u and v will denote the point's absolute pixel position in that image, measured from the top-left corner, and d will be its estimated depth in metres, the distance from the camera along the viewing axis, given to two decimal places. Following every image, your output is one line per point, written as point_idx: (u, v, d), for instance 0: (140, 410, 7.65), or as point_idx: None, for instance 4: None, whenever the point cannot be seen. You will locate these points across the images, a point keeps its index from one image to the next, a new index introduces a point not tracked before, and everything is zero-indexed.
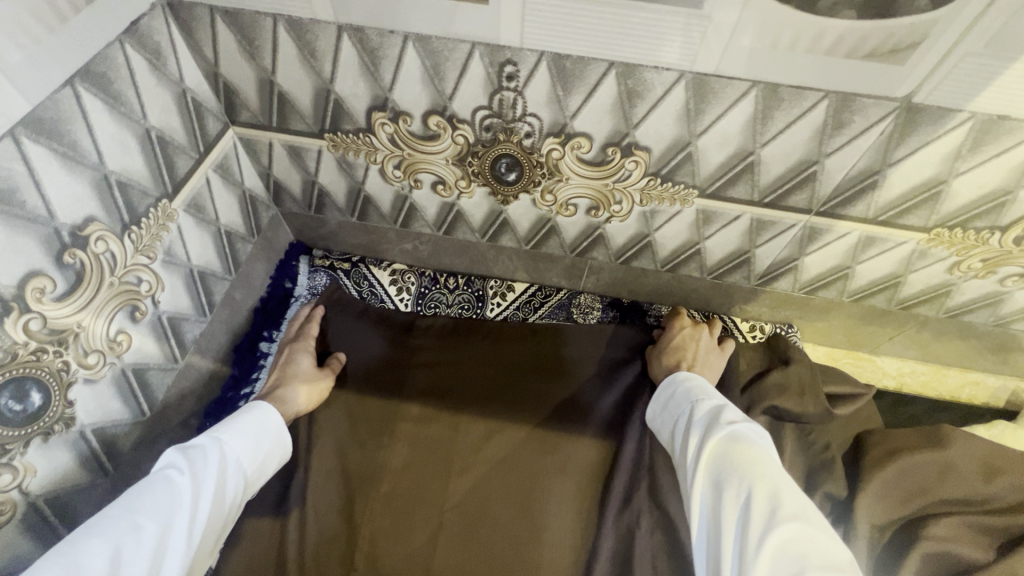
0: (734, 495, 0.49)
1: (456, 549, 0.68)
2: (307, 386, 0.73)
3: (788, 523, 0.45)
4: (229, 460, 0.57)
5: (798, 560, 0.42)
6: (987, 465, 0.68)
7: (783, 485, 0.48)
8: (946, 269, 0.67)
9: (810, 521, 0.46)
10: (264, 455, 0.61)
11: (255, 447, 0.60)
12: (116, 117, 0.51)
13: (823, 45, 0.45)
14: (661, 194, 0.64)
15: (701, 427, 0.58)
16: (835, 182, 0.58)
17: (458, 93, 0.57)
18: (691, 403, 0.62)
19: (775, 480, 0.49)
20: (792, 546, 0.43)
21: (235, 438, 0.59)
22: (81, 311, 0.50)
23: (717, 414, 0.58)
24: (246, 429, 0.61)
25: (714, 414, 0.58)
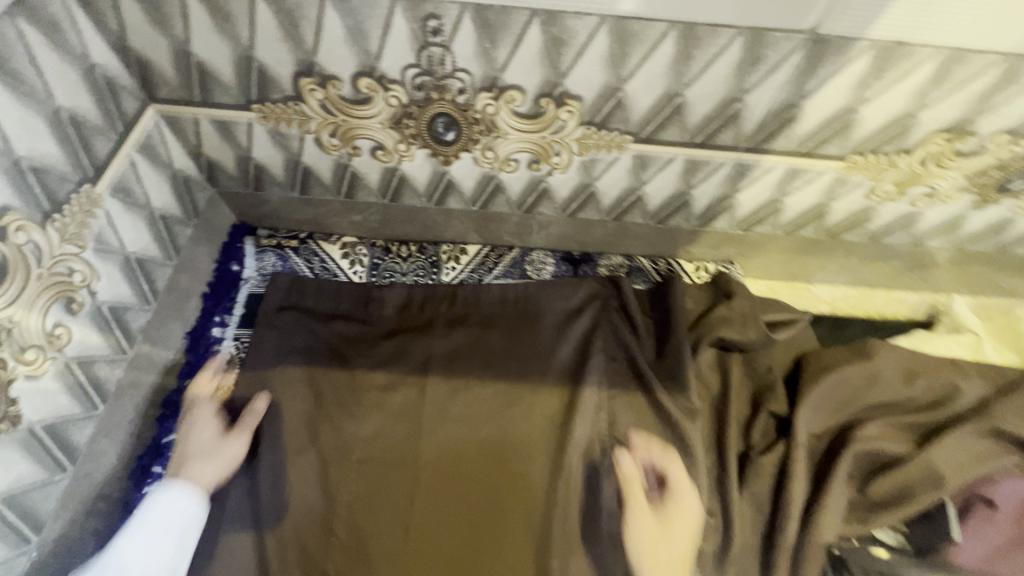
0: None
1: (436, 503, 0.70)
2: (215, 462, 0.66)
3: None
4: (134, 564, 0.57)
5: None
6: (908, 370, 0.75)
7: None
8: (864, 195, 0.72)
9: None
10: (185, 539, 0.62)
11: (161, 536, 0.60)
12: (19, 97, 0.48)
13: None
14: (597, 143, 0.65)
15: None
16: (757, 118, 0.61)
17: (384, 52, 0.56)
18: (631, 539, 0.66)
19: None
20: None
21: (134, 537, 0.59)
22: (11, 306, 0.48)
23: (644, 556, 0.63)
24: (152, 522, 0.60)
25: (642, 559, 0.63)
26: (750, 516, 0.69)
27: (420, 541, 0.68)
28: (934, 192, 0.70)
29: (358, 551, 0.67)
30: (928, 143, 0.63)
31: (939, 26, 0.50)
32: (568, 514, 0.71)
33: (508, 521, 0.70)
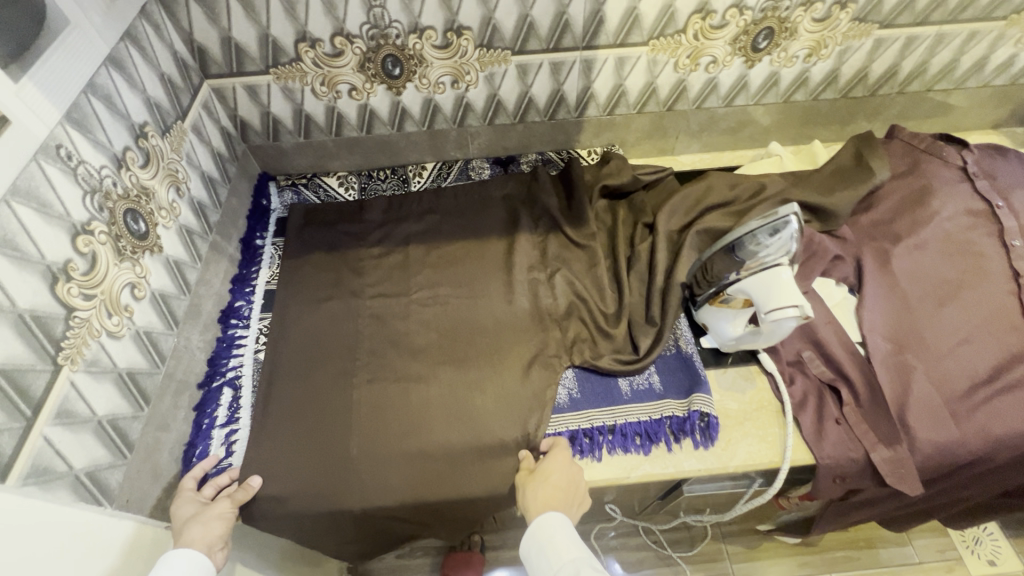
0: (543, 536, 0.74)
1: (429, 309, 1.03)
2: (211, 518, 0.76)
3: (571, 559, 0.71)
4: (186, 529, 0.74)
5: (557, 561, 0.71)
6: (732, 182, 1.11)
7: (571, 545, 0.72)
8: (674, 70, 1.09)
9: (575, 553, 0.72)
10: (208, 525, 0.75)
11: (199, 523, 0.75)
12: (146, 63, 0.84)
13: None
14: (490, 59, 1.03)
15: (593, 404, 0.92)
16: (581, 22, 0.98)
17: (347, 16, 0.93)
18: (580, 396, 0.93)
19: (568, 544, 0.73)
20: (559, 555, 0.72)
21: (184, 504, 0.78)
22: (154, 180, 0.84)
23: (591, 410, 0.91)
24: (189, 501, 0.79)
25: (586, 413, 0.91)
26: (637, 285, 1.03)
27: (420, 330, 1.01)
28: (715, 59, 1.08)
29: (381, 342, 1.00)
30: (691, 23, 1.01)
31: None
32: (520, 306, 1.03)
33: (478, 312, 1.02)
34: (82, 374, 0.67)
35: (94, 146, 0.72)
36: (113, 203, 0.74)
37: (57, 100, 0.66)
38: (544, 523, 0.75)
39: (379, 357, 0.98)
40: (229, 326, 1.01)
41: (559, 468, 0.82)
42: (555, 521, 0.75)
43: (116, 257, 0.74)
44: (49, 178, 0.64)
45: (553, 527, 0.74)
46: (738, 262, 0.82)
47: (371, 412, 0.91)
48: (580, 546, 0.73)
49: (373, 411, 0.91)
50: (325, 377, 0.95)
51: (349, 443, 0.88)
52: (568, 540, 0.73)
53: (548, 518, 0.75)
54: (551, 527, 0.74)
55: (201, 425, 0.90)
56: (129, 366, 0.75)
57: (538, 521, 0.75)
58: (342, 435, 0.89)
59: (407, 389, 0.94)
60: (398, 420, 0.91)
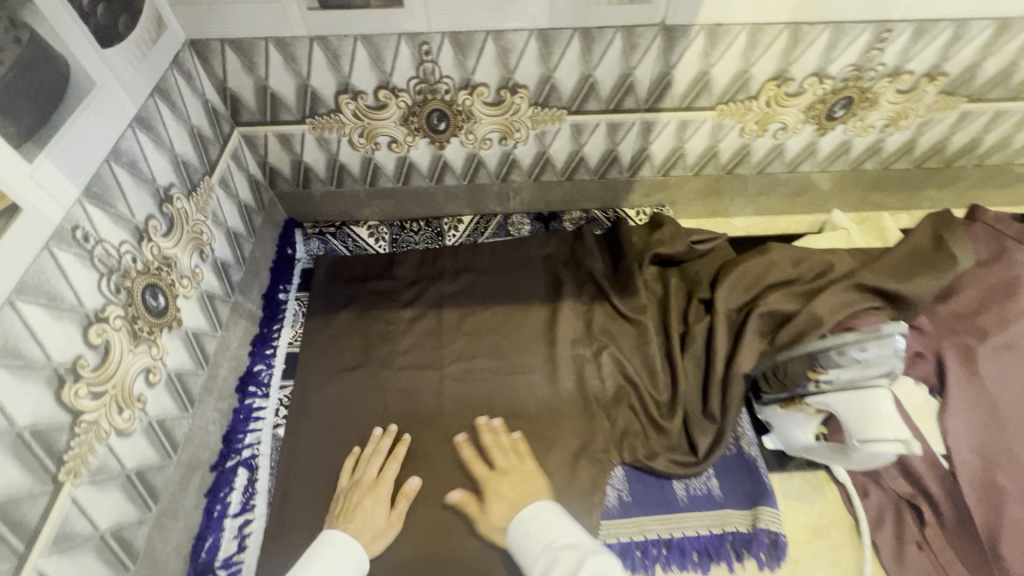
0: (534, 522, 0.74)
1: (465, 384, 0.95)
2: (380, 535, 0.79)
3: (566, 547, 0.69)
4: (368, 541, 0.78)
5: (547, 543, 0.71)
6: (796, 257, 1.01)
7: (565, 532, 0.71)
8: (739, 135, 1.01)
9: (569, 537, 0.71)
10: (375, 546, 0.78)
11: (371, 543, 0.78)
12: (175, 117, 0.77)
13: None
14: (544, 117, 0.95)
15: (645, 514, 0.82)
16: (646, 85, 0.90)
17: (394, 69, 0.86)
18: (631, 504, 0.83)
19: (562, 531, 0.72)
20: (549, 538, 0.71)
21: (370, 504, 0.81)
22: (176, 247, 0.76)
23: (642, 522, 0.82)
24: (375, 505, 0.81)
25: (638, 525, 0.82)
26: (693, 370, 0.94)
27: (453, 409, 0.93)
28: (785, 126, 1.00)
29: (457, 405, 0.93)
30: (765, 90, 0.93)
31: (738, 11, 0.81)
32: (565, 387, 0.94)
33: (518, 391, 0.94)
34: (86, 486, 0.58)
35: (115, 220, 0.64)
36: (132, 281, 0.66)
37: (75, 175, 0.58)
38: (529, 516, 0.75)
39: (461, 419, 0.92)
40: (247, 395, 0.93)
41: (500, 492, 0.80)
42: (541, 512, 0.75)
43: (131, 342, 0.66)
44: (62, 267, 0.56)
45: (537, 516, 0.74)
46: (818, 373, 0.73)
47: (458, 483, 0.86)
48: (568, 527, 0.73)
49: (459, 482, 0.86)
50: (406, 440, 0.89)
51: (432, 518, 0.83)
52: (554, 523, 0.73)
53: (523, 514, 0.75)
54: (537, 516, 0.74)
55: (211, 512, 0.81)
56: (138, 464, 0.66)
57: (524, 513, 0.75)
58: (425, 515, 0.84)
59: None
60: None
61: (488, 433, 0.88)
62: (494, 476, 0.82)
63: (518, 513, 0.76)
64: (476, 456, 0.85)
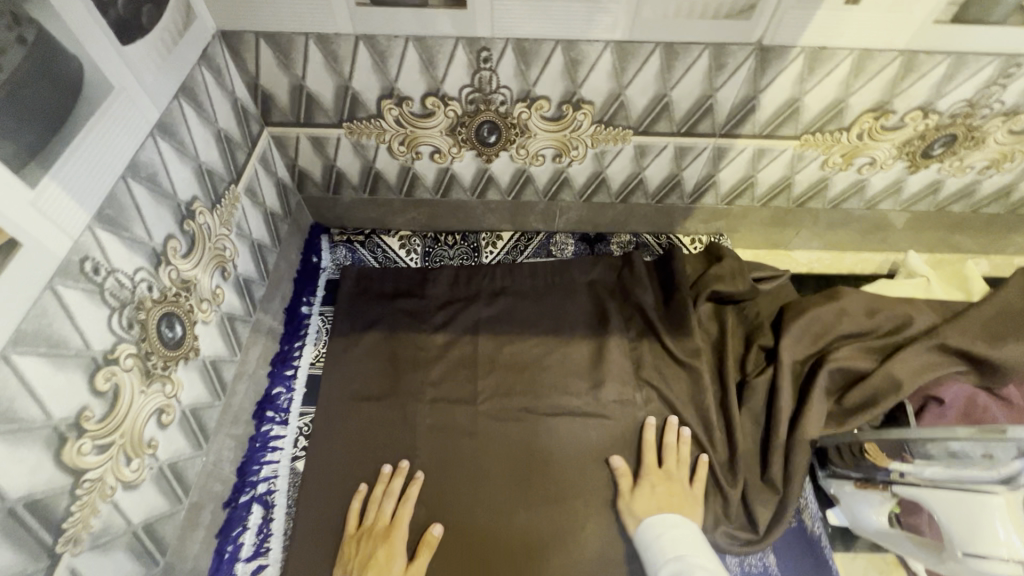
0: (666, 529, 0.73)
1: (499, 426, 0.87)
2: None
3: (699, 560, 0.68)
4: None
5: (677, 555, 0.70)
6: (871, 306, 0.92)
7: (703, 551, 0.70)
8: (820, 168, 0.91)
9: (702, 554, 0.70)
10: None
11: None
12: (201, 120, 0.68)
13: (708, 13, 0.67)
14: (606, 136, 0.85)
15: None
16: (727, 109, 0.80)
17: (447, 76, 0.76)
18: None
19: (699, 548, 0.70)
20: (680, 549, 0.70)
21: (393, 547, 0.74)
22: (197, 268, 0.67)
23: None
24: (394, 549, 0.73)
25: None
26: (749, 427, 0.86)
27: (484, 451, 0.85)
28: (874, 161, 0.89)
29: (474, 446, 0.85)
30: (860, 121, 0.82)
31: (849, 34, 0.70)
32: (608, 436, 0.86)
33: (555, 438, 0.86)
34: (87, 553, 0.51)
35: (129, 246, 0.56)
36: (147, 312, 0.59)
37: (84, 198, 0.50)
38: (668, 522, 0.74)
39: (478, 462, 0.84)
40: (264, 421, 0.85)
41: (655, 485, 0.79)
42: (678, 524, 0.73)
43: (143, 382, 0.58)
44: (67, 306, 0.48)
45: (677, 527, 0.73)
46: (907, 459, 0.69)
47: (478, 536, 0.79)
48: (706, 550, 0.71)
49: (477, 534, 0.79)
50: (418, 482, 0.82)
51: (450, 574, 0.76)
52: (692, 541, 0.71)
53: (666, 515, 0.75)
54: (676, 525, 0.73)
55: (222, 554, 0.74)
56: (145, 516, 0.59)
57: (665, 518, 0.74)
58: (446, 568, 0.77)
59: (519, 506, 0.81)
60: (509, 550, 0.78)
61: (673, 433, 0.85)
62: (664, 472, 0.81)
63: (665, 512, 0.75)
64: (648, 448, 0.84)
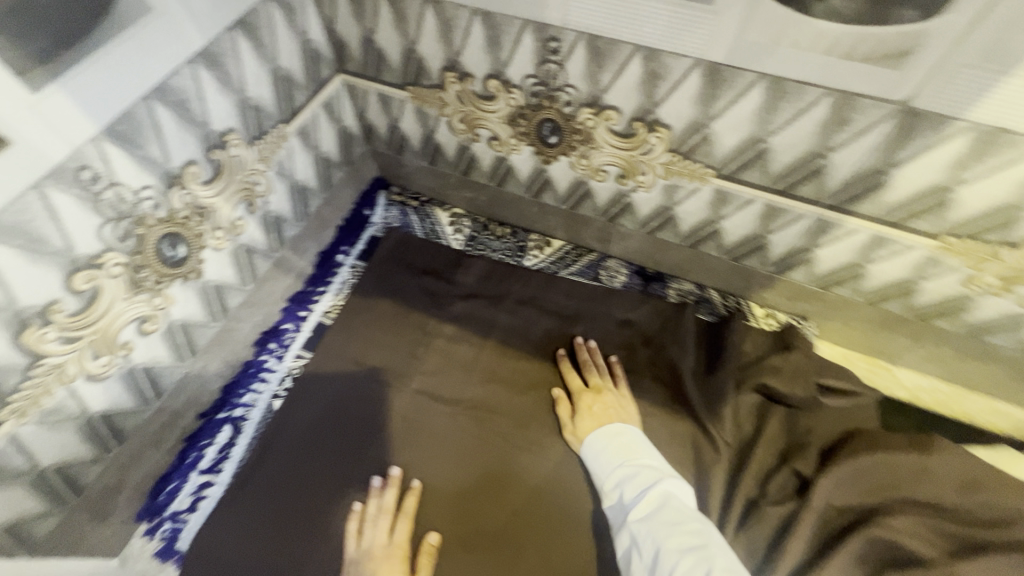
0: (602, 443, 0.74)
1: (468, 443, 0.81)
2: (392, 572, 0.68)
3: (643, 467, 0.70)
4: None
5: (622, 459, 0.71)
6: (967, 479, 0.69)
7: (642, 452, 0.72)
8: (961, 282, 0.68)
9: (646, 454, 0.72)
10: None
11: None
12: (258, 55, 0.68)
13: (837, 50, 0.51)
14: (681, 170, 0.71)
15: None
16: (842, 178, 0.62)
17: (511, 61, 0.68)
18: None
19: (639, 450, 0.72)
20: (623, 454, 0.72)
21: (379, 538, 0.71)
22: (217, 196, 0.69)
23: None
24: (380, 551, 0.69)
25: None
26: None
27: (449, 452, 0.80)
28: None
29: (438, 458, 0.80)
30: None
31: None
32: (579, 505, 0.75)
33: (523, 468, 0.79)
34: (33, 425, 0.57)
35: (139, 162, 0.58)
36: (147, 229, 0.61)
37: (95, 110, 0.52)
38: (610, 433, 0.75)
39: (435, 463, 0.79)
40: (263, 351, 0.87)
41: (588, 405, 0.80)
42: (621, 432, 0.75)
43: (130, 290, 0.62)
44: (54, 209, 0.52)
45: (619, 431, 0.75)
46: None
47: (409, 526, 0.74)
48: (644, 448, 0.73)
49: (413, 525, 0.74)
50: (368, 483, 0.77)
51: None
52: (635, 442, 0.73)
53: (604, 429, 0.76)
54: (616, 433, 0.75)
55: (184, 458, 0.78)
56: (105, 406, 0.65)
57: (603, 432, 0.75)
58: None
59: (461, 519, 0.75)
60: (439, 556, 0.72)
61: (584, 350, 0.86)
62: (589, 389, 0.82)
63: (606, 427, 0.76)
64: (568, 370, 0.85)
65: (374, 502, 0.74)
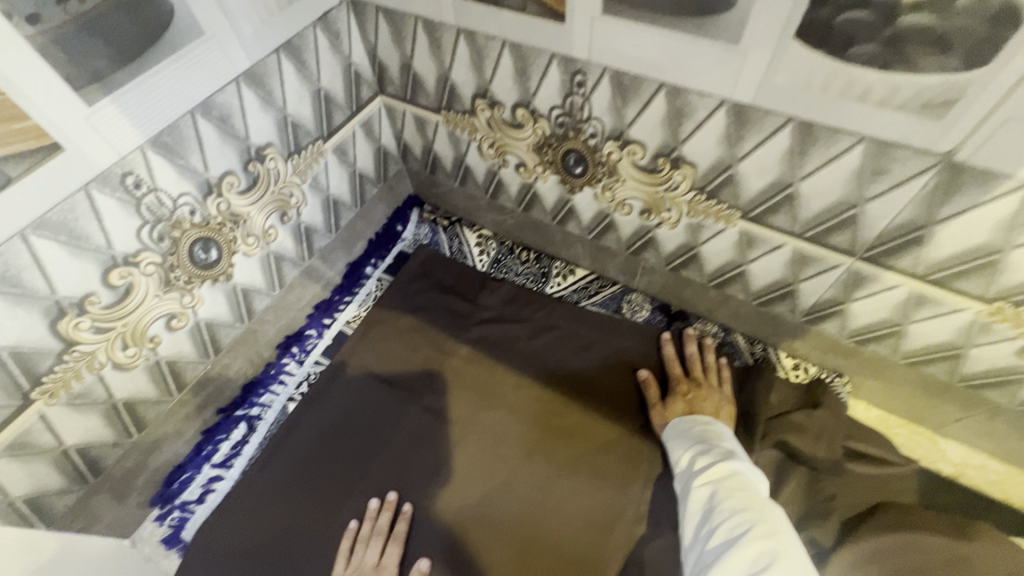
0: (689, 425, 0.72)
1: (471, 467, 0.80)
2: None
3: (725, 447, 0.66)
4: None
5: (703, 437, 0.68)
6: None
7: (731, 441, 0.68)
8: (1016, 353, 0.61)
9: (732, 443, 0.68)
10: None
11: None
12: (301, 76, 0.72)
13: (871, 97, 0.48)
14: (706, 210, 0.69)
15: None
16: (878, 229, 0.58)
17: (539, 91, 0.68)
18: None
19: (726, 438, 0.68)
20: (706, 434, 0.69)
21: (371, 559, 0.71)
22: (252, 206, 0.73)
23: None
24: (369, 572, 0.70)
25: None
26: None
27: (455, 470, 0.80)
28: None
29: (442, 474, 0.79)
30: None
31: None
32: (578, 541, 0.73)
33: (527, 496, 0.77)
34: (60, 406, 0.61)
35: (180, 171, 0.63)
36: (182, 232, 0.66)
37: (143, 122, 0.56)
38: (700, 420, 0.73)
39: (438, 482, 0.79)
40: (286, 354, 0.91)
41: (683, 392, 0.79)
42: (711, 421, 0.72)
43: (161, 288, 0.66)
44: (98, 210, 0.56)
45: (707, 421, 0.72)
46: None
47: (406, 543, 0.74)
48: (732, 439, 0.69)
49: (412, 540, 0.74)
50: (366, 496, 0.78)
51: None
52: (722, 432, 0.70)
53: (692, 416, 0.74)
54: (706, 420, 0.72)
55: (200, 450, 0.82)
56: (130, 395, 0.70)
57: (693, 416, 0.73)
58: None
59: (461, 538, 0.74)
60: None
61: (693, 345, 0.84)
62: (695, 383, 0.80)
63: (695, 414, 0.74)
64: (672, 359, 0.84)
65: (369, 520, 0.75)
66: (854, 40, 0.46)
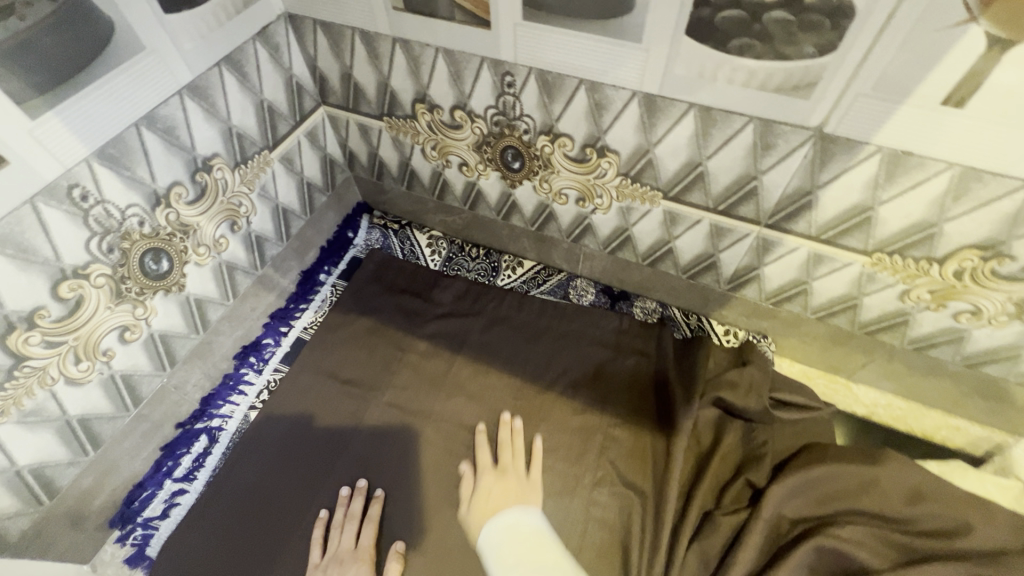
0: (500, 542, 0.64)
1: (438, 450, 0.83)
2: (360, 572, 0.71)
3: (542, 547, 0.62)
4: None
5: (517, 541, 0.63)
6: (915, 490, 0.70)
7: (540, 536, 0.65)
8: (899, 297, 0.71)
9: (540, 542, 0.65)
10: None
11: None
12: (243, 88, 0.75)
13: (753, 82, 0.57)
14: (632, 193, 0.76)
15: None
16: (775, 198, 0.67)
17: (473, 93, 0.74)
18: None
19: (533, 535, 0.65)
20: (518, 537, 0.64)
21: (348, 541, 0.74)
22: (201, 215, 0.75)
23: None
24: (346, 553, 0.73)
25: None
26: None
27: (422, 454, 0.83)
28: (977, 311, 0.67)
29: (410, 459, 0.83)
30: (958, 256, 0.63)
31: (943, 143, 0.54)
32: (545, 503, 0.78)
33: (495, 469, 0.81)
34: (12, 425, 0.61)
35: (127, 183, 0.64)
36: (132, 243, 0.67)
37: (87, 135, 0.58)
38: (503, 524, 0.67)
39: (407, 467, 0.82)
40: (244, 363, 0.91)
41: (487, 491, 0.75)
42: (522, 514, 0.68)
43: (113, 300, 0.66)
44: (45, 222, 0.57)
45: (522, 526, 0.66)
46: None
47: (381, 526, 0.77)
48: (539, 531, 0.66)
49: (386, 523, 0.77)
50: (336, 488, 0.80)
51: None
52: (533, 526, 0.66)
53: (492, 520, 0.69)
54: (519, 521, 0.67)
55: (160, 466, 0.81)
56: (84, 411, 0.69)
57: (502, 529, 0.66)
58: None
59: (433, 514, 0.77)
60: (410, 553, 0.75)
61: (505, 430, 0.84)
62: (501, 474, 0.78)
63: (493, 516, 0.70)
64: (483, 446, 0.82)
65: (341, 507, 0.77)
66: (733, 34, 0.54)
